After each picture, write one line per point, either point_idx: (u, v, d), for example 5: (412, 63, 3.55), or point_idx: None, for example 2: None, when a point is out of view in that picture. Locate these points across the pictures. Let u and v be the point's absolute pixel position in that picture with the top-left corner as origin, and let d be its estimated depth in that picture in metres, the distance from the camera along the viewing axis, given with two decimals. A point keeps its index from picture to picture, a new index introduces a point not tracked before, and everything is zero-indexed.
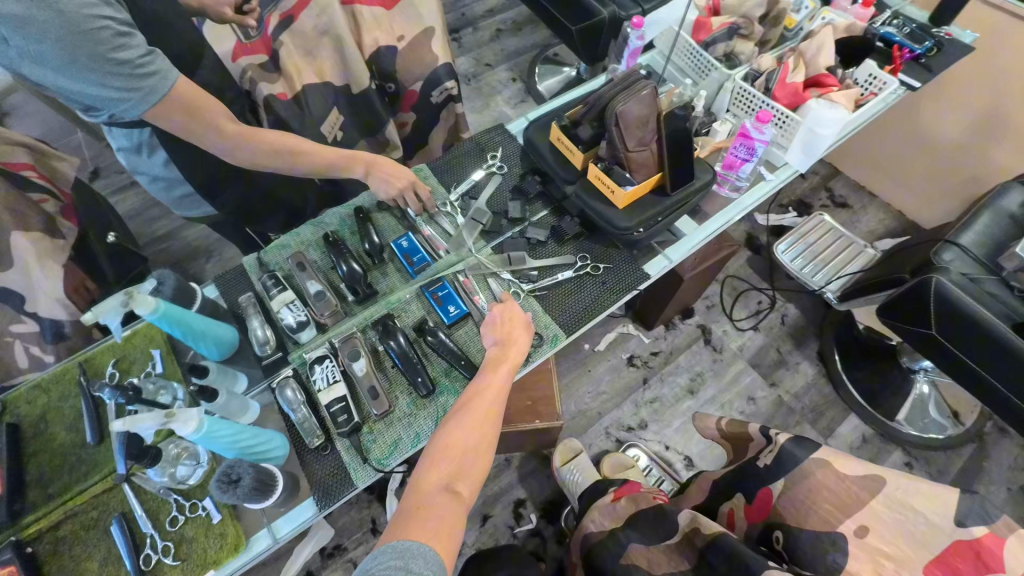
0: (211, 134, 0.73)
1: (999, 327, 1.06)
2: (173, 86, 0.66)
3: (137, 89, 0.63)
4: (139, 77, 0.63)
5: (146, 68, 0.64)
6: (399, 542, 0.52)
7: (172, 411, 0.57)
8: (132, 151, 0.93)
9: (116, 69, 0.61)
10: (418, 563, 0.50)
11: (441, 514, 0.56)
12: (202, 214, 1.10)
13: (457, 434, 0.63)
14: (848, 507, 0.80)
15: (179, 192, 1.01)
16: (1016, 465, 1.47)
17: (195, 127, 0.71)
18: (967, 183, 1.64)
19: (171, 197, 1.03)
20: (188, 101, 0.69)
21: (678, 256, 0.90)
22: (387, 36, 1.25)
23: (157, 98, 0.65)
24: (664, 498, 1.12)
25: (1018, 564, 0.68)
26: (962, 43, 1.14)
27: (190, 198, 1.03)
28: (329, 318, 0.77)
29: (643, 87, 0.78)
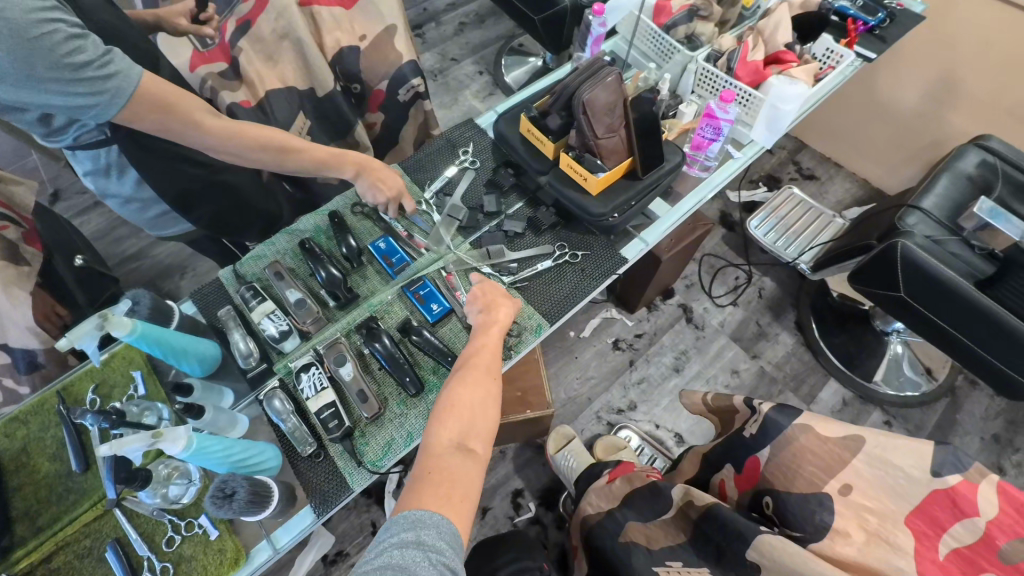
0: (192, 131, 0.71)
1: (961, 285, 1.11)
2: (138, 83, 0.64)
3: (101, 92, 0.62)
4: (102, 79, 0.61)
5: (107, 69, 0.62)
6: (412, 513, 0.53)
7: (160, 430, 0.56)
8: (98, 173, 0.92)
9: (79, 74, 0.60)
10: (431, 534, 0.51)
11: (454, 480, 0.57)
12: (178, 232, 1.11)
13: (461, 400, 0.63)
14: (832, 468, 0.84)
15: (153, 211, 1.01)
16: (987, 415, 1.54)
17: (174, 124, 0.69)
18: (926, 148, 1.68)
19: (145, 217, 1.04)
20: (160, 98, 0.66)
21: (654, 239, 0.91)
22: (348, 36, 1.23)
23: (127, 94, 0.63)
24: (658, 475, 1.15)
25: (990, 507, 0.74)
26: (912, 13, 1.17)
27: (166, 216, 1.04)
28: (311, 325, 0.77)
29: (607, 74, 0.80)
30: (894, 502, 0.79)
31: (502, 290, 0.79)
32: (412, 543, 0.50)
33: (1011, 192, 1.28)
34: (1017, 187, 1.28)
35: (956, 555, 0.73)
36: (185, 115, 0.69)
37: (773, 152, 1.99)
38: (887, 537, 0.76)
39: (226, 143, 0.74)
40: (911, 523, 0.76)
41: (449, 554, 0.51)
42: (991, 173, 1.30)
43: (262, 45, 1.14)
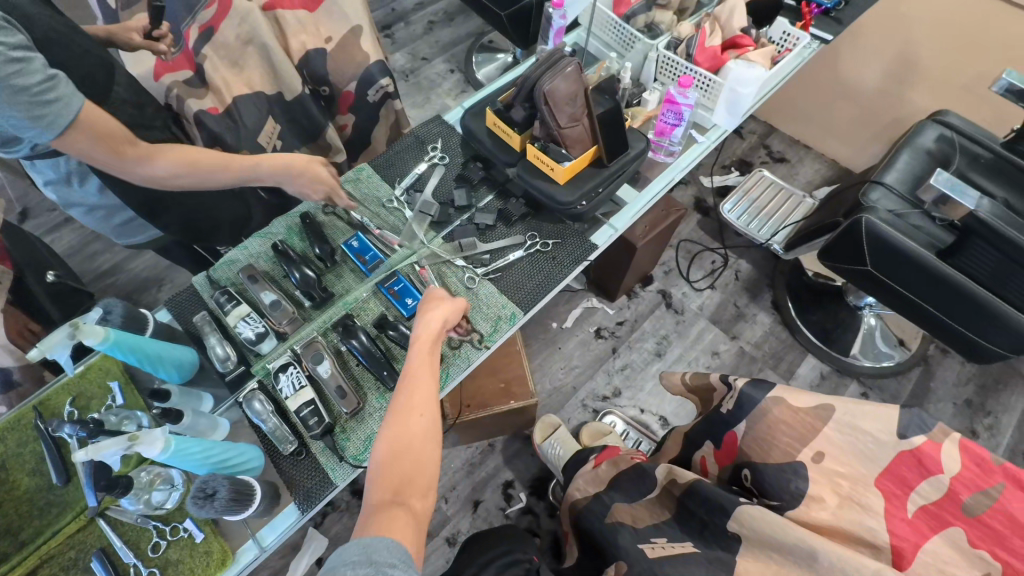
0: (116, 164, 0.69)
1: (924, 255, 1.14)
2: (79, 111, 0.63)
3: (42, 118, 0.60)
4: (43, 104, 0.60)
5: (48, 95, 0.60)
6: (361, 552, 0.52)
7: (136, 434, 0.56)
8: (59, 181, 0.92)
9: (16, 99, 0.58)
10: (385, 553, 0.52)
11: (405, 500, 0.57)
12: (147, 238, 1.12)
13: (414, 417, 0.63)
14: (806, 437, 0.87)
15: (119, 218, 1.02)
16: (959, 381, 1.59)
17: (102, 155, 0.67)
18: (889, 126, 1.73)
19: (112, 226, 1.05)
20: (96, 128, 0.65)
21: (622, 224, 0.93)
22: (314, 38, 1.23)
23: (72, 119, 0.62)
24: (642, 457, 1.17)
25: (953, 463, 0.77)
26: None
27: (132, 223, 1.05)
28: (288, 326, 0.78)
29: (567, 64, 0.81)
30: (864, 466, 0.82)
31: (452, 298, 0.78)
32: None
33: (968, 164, 1.32)
34: (974, 159, 1.33)
35: (924, 512, 0.76)
36: (113, 145, 0.68)
37: (744, 137, 2.02)
38: (859, 499, 0.79)
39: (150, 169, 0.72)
40: (881, 485, 0.79)
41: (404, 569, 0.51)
42: (949, 147, 1.35)
43: (227, 51, 1.13)
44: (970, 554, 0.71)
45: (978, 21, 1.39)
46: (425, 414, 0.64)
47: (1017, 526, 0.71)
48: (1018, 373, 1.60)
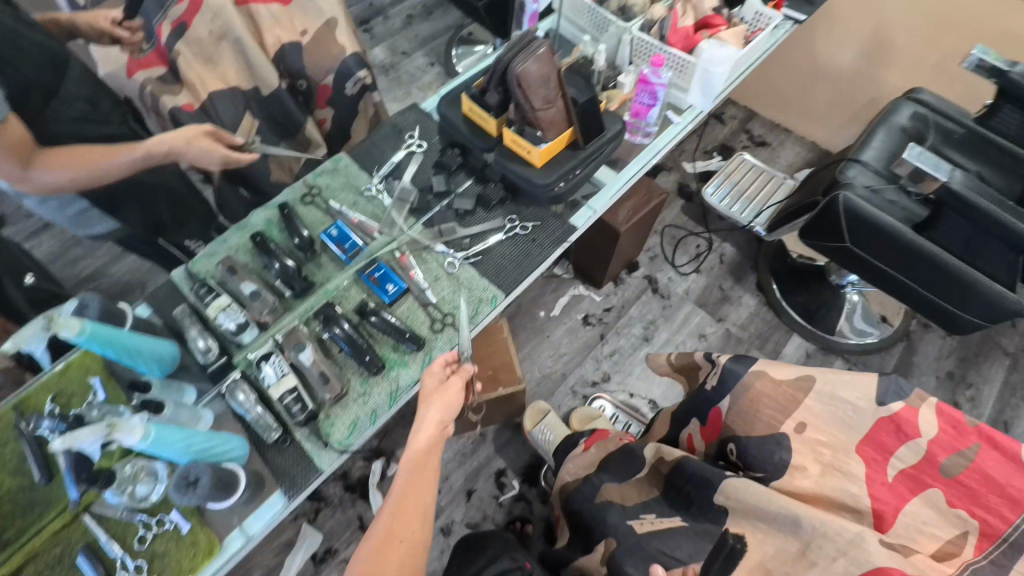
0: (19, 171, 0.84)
1: (898, 229, 1.17)
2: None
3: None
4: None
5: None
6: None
7: (113, 422, 0.57)
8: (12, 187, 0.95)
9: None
10: None
11: None
12: (106, 228, 1.15)
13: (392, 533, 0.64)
14: (788, 408, 0.88)
15: (75, 210, 1.04)
16: (942, 354, 1.62)
17: (9, 167, 0.83)
18: (866, 107, 1.75)
19: (66, 216, 1.06)
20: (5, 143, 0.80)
21: (600, 205, 0.95)
22: (288, 32, 1.22)
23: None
24: (631, 438, 1.18)
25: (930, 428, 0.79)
26: None
27: (87, 215, 1.08)
28: (268, 316, 0.78)
29: (538, 46, 0.82)
30: (845, 433, 0.83)
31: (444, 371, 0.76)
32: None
33: (942, 140, 1.35)
34: (947, 135, 1.35)
35: (903, 475, 0.77)
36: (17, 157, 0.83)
37: (725, 123, 2.04)
38: (840, 465, 0.81)
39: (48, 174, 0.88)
40: (862, 451, 0.81)
41: None
42: (923, 125, 1.37)
43: (200, 48, 1.11)
44: (948, 513, 0.73)
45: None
46: (406, 539, 0.65)
47: (994, 485, 0.72)
48: (999, 345, 1.64)
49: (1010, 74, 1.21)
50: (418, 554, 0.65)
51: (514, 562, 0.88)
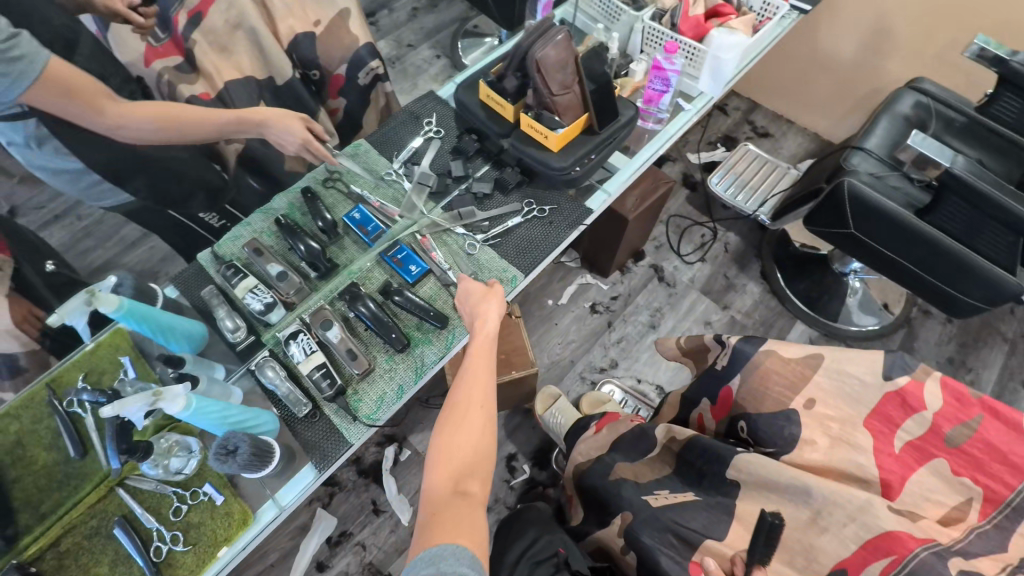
0: (92, 116, 0.76)
1: (900, 213, 1.20)
2: (43, 68, 0.68)
3: (8, 74, 0.65)
4: (10, 61, 0.65)
5: (13, 53, 0.65)
6: (427, 550, 0.57)
7: (158, 390, 0.58)
8: (20, 145, 0.89)
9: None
10: (449, 561, 0.56)
11: (457, 514, 0.62)
12: (119, 203, 1.08)
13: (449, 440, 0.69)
14: (798, 385, 0.91)
15: (86, 181, 0.99)
16: (942, 340, 1.65)
17: (73, 108, 0.74)
18: (868, 97, 1.78)
19: (77, 186, 1.00)
20: (66, 82, 0.71)
21: (615, 188, 0.96)
22: (302, 22, 1.24)
23: (38, 75, 0.68)
24: (641, 420, 1.20)
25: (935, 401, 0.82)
26: None
27: (99, 189, 1.02)
28: (294, 296, 0.80)
29: (557, 32, 0.84)
30: (854, 407, 0.86)
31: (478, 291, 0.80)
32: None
33: (943, 128, 1.38)
34: (948, 123, 1.38)
35: (910, 446, 0.80)
36: (85, 98, 0.74)
37: (727, 115, 2.06)
38: (848, 438, 0.83)
39: (121, 124, 0.79)
40: (869, 424, 0.83)
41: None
42: (925, 113, 1.40)
43: (215, 37, 1.16)
44: (953, 481, 0.76)
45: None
46: (480, 419, 0.70)
47: (997, 453, 0.75)
48: (997, 331, 1.67)
49: (1011, 62, 1.23)
50: (480, 445, 0.69)
51: (549, 548, 0.91)
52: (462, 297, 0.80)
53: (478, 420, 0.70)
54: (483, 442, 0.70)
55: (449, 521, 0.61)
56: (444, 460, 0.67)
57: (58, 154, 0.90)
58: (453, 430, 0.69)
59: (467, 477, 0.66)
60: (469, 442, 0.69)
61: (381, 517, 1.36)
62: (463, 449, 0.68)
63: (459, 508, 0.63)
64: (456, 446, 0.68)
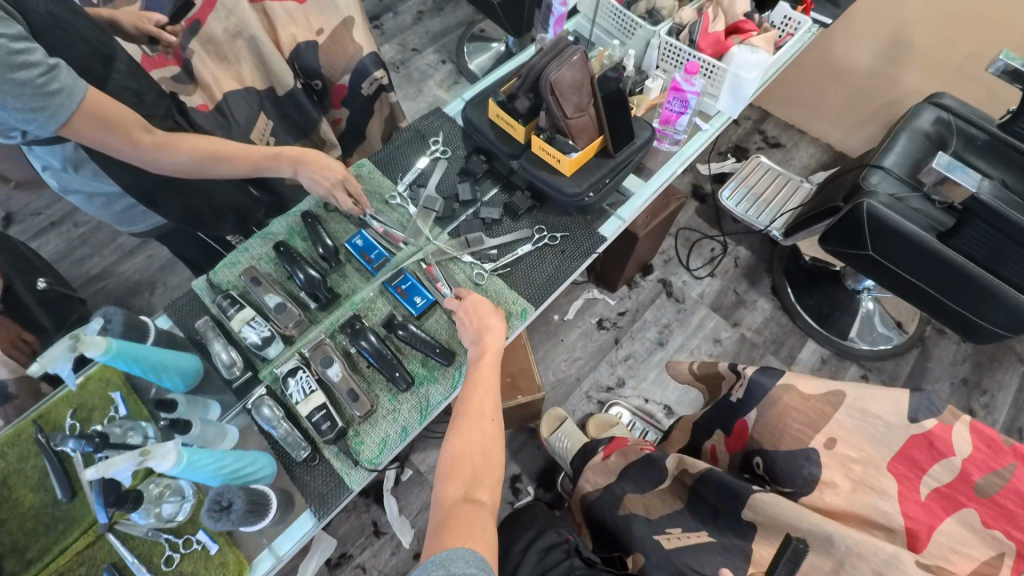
0: (127, 148, 0.71)
1: (922, 236, 1.15)
2: (82, 100, 0.64)
3: (44, 108, 0.62)
4: (46, 96, 0.61)
5: (50, 87, 0.61)
6: (439, 552, 0.55)
7: (147, 448, 0.55)
8: (58, 169, 0.89)
9: (22, 88, 0.60)
10: (459, 564, 0.52)
11: (471, 521, 0.59)
12: (150, 228, 1.07)
13: (462, 445, 0.65)
14: (818, 423, 0.87)
15: (120, 205, 0.97)
16: (956, 360, 1.61)
17: (110, 140, 0.69)
18: (883, 109, 1.73)
19: (110, 212, 0.99)
20: (104, 113, 0.67)
21: (630, 214, 0.92)
22: (304, 31, 1.20)
23: (76, 106, 0.64)
24: (651, 447, 1.16)
25: (964, 446, 0.78)
26: None
27: (133, 212, 1.00)
28: (293, 329, 0.77)
29: (572, 53, 0.79)
30: (878, 450, 0.82)
31: (486, 305, 0.77)
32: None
33: (964, 145, 1.33)
34: (970, 140, 1.33)
35: (936, 493, 0.76)
36: (124, 130, 0.70)
37: (738, 124, 2.02)
38: (871, 482, 0.80)
39: (155, 156, 0.75)
40: (893, 467, 0.80)
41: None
42: (946, 129, 1.35)
43: (214, 46, 1.11)
44: (984, 534, 0.72)
45: (971, 1, 1.39)
46: (488, 427, 0.67)
47: None
48: (1012, 351, 1.63)
49: None
50: (489, 452, 0.66)
51: (558, 535, 0.93)
52: (468, 309, 0.77)
53: (487, 425, 0.68)
54: (492, 448, 0.66)
55: (461, 526, 0.58)
56: (453, 464, 0.64)
57: (96, 177, 0.90)
58: (461, 435, 0.66)
59: (478, 482, 0.63)
60: (478, 447, 0.66)
61: (382, 540, 1.32)
62: (473, 453, 0.65)
63: (471, 513, 0.60)
64: (466, 452, 0.65)
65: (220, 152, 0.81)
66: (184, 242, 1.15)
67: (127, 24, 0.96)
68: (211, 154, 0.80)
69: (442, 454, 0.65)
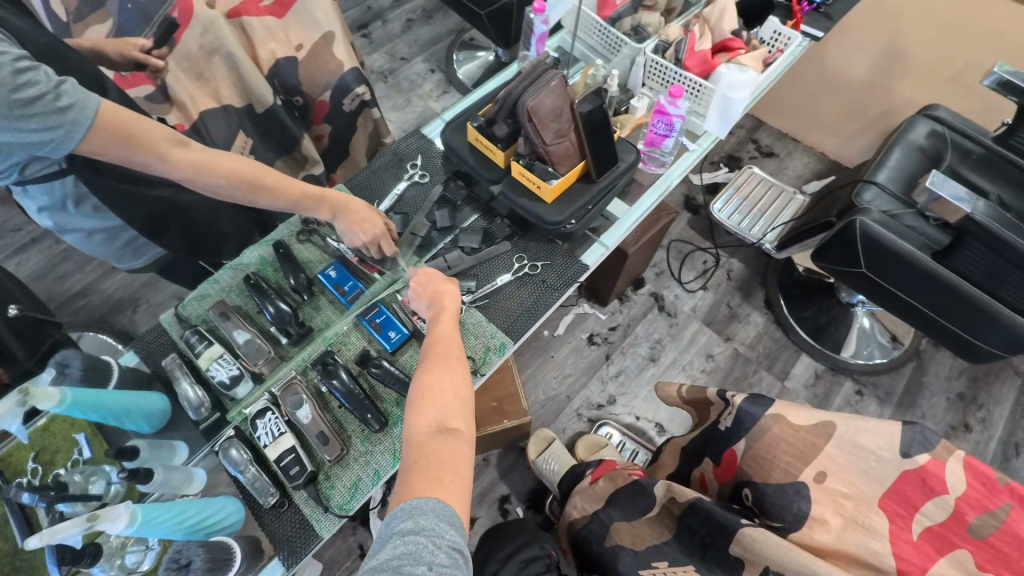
0: (156, 164, 0.66)
1: (917, 256, 1.12)
2: (97, 114, 0.60)
3: (58, 126, 0.58)
4: (58, 113, 0.57)
5: (61, 102, 0.57)
6: (408, 502, 0.52)
7: (96, 511, 0.52)
8: (56, 209, 0.86)
9: (35, 109, 0.56)
10: (429, 517, 0.51)
11: (443, 459, 0.56)
12: (150, 261, 1.04)
13: (431, 381, 0.61)
14: (807, 455, 0.85)
15: (123, 239, 0.95)
16: (952, 374, 1.59)
17: (130, 154, 0.64)
18: (877, 120, 1.71)
19: (112, 247, 0.96)
20: (122, 127, 0.62)
21: (613, 241, 0.89)
22: (283, 46, 1.16)
23: (92, 120, 0.59)
24: (640, 472, 1.13)
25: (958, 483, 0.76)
26: None
27: (137, 243, 0.98)
28: (264, 366, 0.74)
29: (550, 78, 0.77)
30: (870, 486, 0.79)
31: (441, 274, 0.77)
32: (412, 533, 0.50)
33: (960, 160, 1.31)
34: (965, 154, 1.31)
35: (929, 532, 0.74)
36: (148, 144, 0.64)
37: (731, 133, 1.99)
38: (861, 519, 0.77)
39: (182, 173, 0.68)
40: (885, 504, 0.77)
41: (450, 534, 0.51)
42: (940, 142, 1.32)
43: (190, 63, 1.06)
44: None
45: (967, 13, 1.36)
46: (457, 369, 0.64)
47: None
48: (1009, 364, 1.61)
49: None
50: (462, 387, 0.63)
51: (542, 549, 0.91)
52: (423, 278, 0.76)
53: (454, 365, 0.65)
54: (464, 387, 0.63)
55: (433, 468, 0.55)
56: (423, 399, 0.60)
57: (98, 212, 0.88)
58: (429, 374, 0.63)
59: (452, 415, 0.60)
60: (449, 384, 0.63)
61: None
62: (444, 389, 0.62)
63: (443, 449, 0.56)
64: (436, 386, 0.61)
65: (260, 182, 0.73)
66: (186, 270, 1.12)
67: (112, 52, 0.95)
68: (250, 183, 0.73)
69: (411, 390, 0.61)
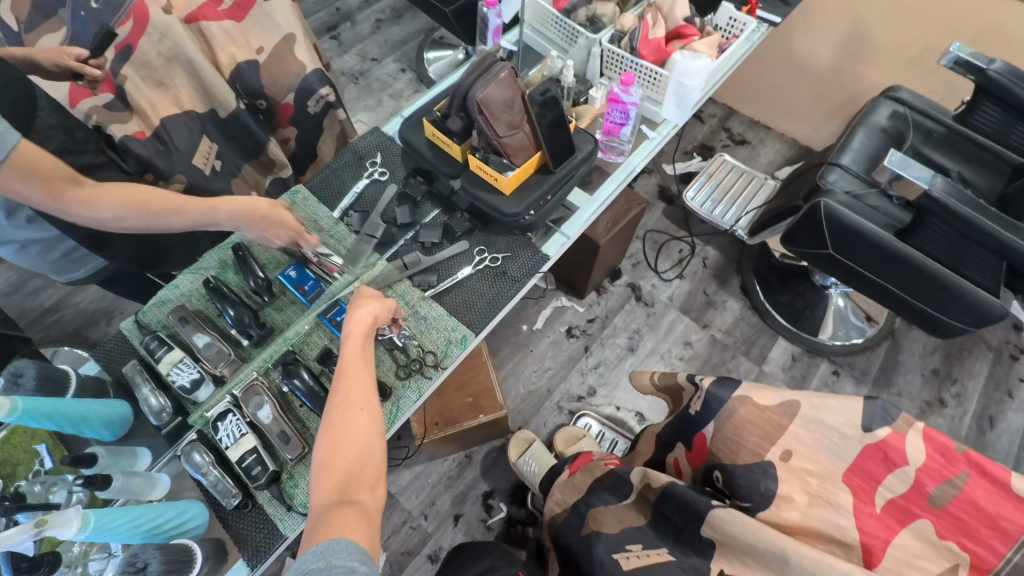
0: (55, 205, 0.69)
1: (881, 235, 1.14)
2: (14, 147, 0.63)
3: None
4: None
5: None
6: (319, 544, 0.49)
7: (45, 517, 0.53)
8: None
9: None
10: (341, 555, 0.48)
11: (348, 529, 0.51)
12: (92, 271, 1.03)
13: (342, 436, 0.58)
14: (773, 435, 0.85)
15: (60, 250, 0.94)
16: (926, 351, 1.61)
17: (36, 195, 0.67)
18: (843, 105, 1.74)
19: (49, 260, 0.95)
20: (31, 165, 0.65)
21: (574, 231, 0.90)
22: (244, 50, 1.14)
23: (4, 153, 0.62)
24: (616, 462, 1.14)
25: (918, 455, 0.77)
26: None
27: (77, 254, 0.96)
28: (225, 368, 0.74)
29: (500, 70, 0.78)
30: (834, 462, 0.80)
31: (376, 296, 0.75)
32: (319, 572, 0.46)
33: (922, 140, 1.33)
34: (928, 134, 1.33)
35: (891, 505, 0.75)
36: (50, 183, 0.68)
37: (703, 122, 2.01)
38: (825, 495, 0.78)
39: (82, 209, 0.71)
40: (849, 480, 0.79)
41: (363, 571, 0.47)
42: (902, 123, 1.34)
43: (150, 71, 1.03)
44: (938, 545, 0.71)
45: None
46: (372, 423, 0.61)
47: (984, 515, 0.70)
48: (981, 339, 1.64)
49: (988, 72, 1.17)
50: (374, 444, 0.59)
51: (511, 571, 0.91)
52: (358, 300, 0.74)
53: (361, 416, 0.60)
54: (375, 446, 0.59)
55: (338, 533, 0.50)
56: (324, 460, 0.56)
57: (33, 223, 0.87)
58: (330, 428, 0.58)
59: (360, 482, 0.56)
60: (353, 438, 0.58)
61: None
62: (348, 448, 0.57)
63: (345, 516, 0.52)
64: (349, 444, 0.58)
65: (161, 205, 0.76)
66: (147, 279, 1.11)
67: (45, 61, 0.96)
68: (145, 206, 0.75)
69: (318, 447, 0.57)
